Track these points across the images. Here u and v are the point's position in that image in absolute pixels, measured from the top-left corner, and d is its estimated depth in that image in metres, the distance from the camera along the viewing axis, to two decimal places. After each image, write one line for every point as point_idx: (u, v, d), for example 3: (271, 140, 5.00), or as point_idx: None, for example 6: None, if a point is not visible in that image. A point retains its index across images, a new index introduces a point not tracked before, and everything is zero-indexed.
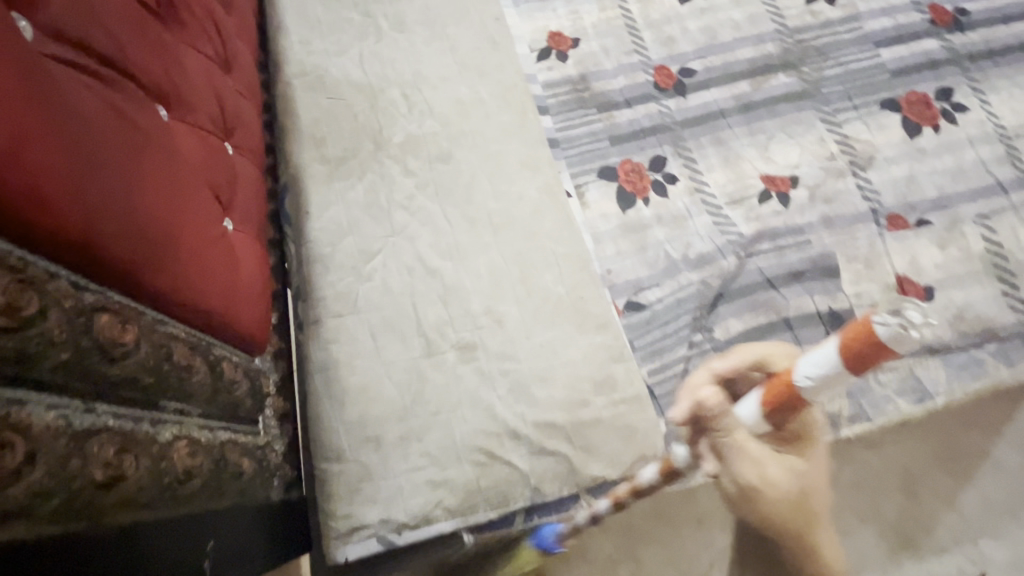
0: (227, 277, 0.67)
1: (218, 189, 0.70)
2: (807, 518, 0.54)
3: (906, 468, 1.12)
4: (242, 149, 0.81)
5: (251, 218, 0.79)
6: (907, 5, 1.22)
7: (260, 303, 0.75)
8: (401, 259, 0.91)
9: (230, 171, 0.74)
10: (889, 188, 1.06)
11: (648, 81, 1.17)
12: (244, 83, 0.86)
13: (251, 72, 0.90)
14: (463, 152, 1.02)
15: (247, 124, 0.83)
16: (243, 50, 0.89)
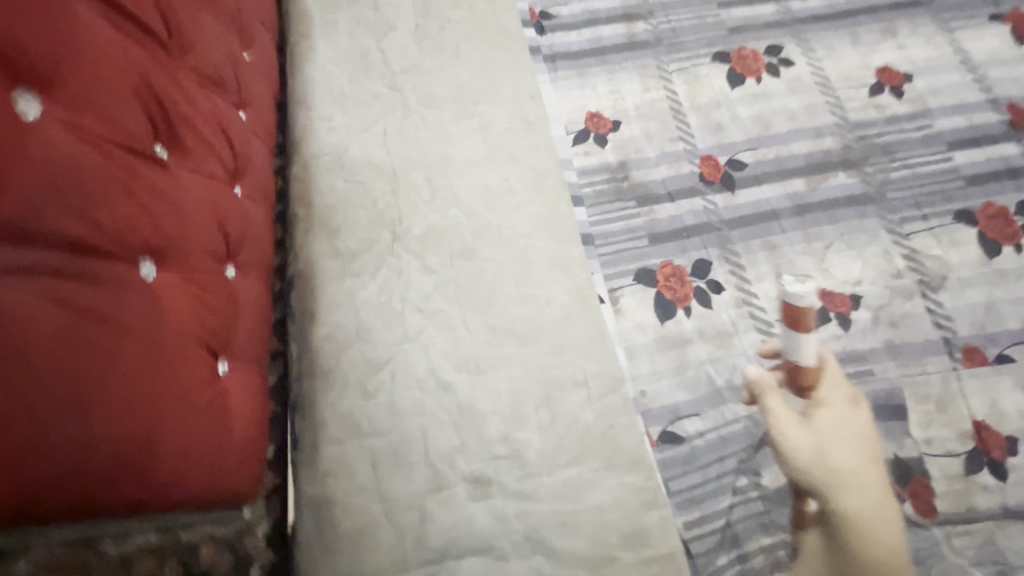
0: (219, 439, 0.61)
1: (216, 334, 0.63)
2: (836, 485, 0.81)
3: (864, 474, 0.82)
4: (244, 268, 0.72)
5: (259, 347, 0.73)
6: (983, 103, 1.12)
7: (253, 451, 0.68)
8: (411, 373, 0.81)
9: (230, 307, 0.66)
10: (964, 314, 0.94)
11: (693, 173, 1.07)
12: (254, 185, 0.78)
13: (264, 169, 0.83)
14: (488, 248, 0.93)
15: (252, 236, 0.75)
16: (257, 148, 0.82)
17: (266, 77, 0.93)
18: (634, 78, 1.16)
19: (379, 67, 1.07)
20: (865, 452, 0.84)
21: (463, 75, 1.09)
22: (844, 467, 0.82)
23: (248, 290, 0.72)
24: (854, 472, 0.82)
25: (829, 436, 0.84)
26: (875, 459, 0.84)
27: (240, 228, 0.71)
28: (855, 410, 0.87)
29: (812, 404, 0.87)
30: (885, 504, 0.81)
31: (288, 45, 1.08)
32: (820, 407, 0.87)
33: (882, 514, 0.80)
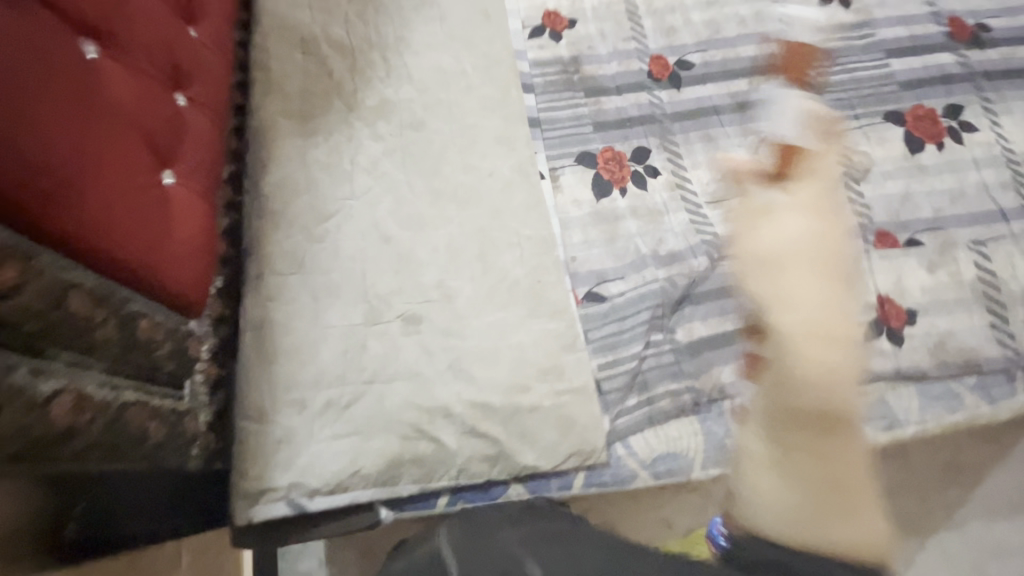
0: (162, 228, 0.64)
1: (161, 138, 0.67)
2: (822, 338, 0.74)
3: (798, 306, 0.77)
4: (195, 103, 0.77)
5: (206, 177, 0.77)
6: (926, 15, 1.16)
7: (201, 262, 0.72)
8: (355, 224, 0.88)
9: (176, 123, 0.71)
10: (882, 203, 1.00)
11: (642, 70, 1.12)
12: (211, 37, 0.84)
13: (224, 28, 0.88)
14: (437, 122, 0.98)
15: (205, 79, 0.80)
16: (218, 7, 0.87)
17: None
18: None
19: None
20: (821, 284, 0.76)
21: None
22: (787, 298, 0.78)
23: (196, 121, 0.76)
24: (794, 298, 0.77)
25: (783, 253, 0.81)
26: (824, 293, 0.75)
27: (190, 61, 0.76)
28: (787, 221, 0.85)
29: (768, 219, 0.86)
30: (821, 351, 0.74)
31: None
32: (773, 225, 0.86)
33: (821, 358, 0.73)
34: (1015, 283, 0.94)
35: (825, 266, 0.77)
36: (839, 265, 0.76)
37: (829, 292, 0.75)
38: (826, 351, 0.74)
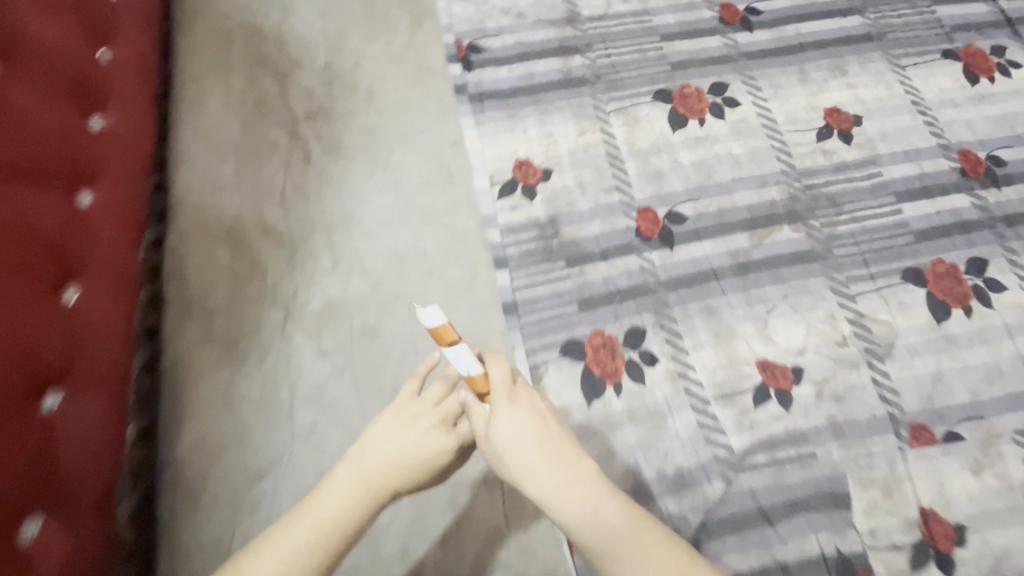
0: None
1: (14, 490, 0.50)
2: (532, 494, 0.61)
3: (570, 479, 0.61)
4: (78, 393, 0.59)
5: (99, 484, 0.60)
6: (934, 149, 1.06)
7: None
8: (299, 480, 0.72)
9: (38, 453, 0.53)
10: (911, 387, 0.88)
11: (629, 227, 0.99)
12: (100, 284, 0.65)
13: (127, 258, 0.71)
14: (394, 325, 0.83)
15: (92, 351, 0.62)
16: (119, 237, 0.70)
17: (140, 138, 0.79)
18: (569, 118, 1.06)
19: (280, 113, 0.95)
20: (553, 462, 0.61)
21: (376, 121, 0.98)
22: (537, 477, 0.60)
23: (81, 418, 0.59)
24: (515, 459, 0.61)
25: (513, 446, 0.61)
26: (560, 459, 0.62)
27: (65, 346, 0.58)
28: (513, 409, 0.62)
29: (489, 406, 0.64)
30: (581, 503, 0.59)
31: (177, 89, 0.95)
32: (507, 405, 0.63)
33: (587, 506, 0.59)
34: None
35: (547, 420, 0.64)
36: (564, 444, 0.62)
37: (567, 468, 0.61)
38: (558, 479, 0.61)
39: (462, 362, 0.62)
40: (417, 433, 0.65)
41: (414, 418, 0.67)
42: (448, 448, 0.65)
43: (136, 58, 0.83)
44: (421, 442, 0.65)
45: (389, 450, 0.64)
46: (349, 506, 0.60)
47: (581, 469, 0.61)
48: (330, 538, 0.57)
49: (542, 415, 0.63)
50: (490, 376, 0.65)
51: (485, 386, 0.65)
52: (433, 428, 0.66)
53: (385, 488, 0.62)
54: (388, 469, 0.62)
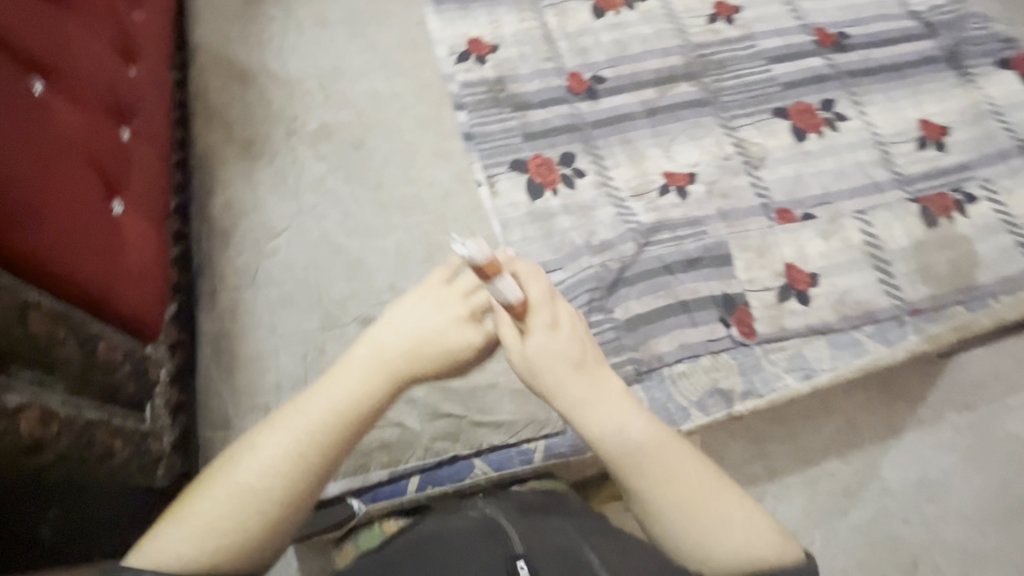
0: (115, 255, 0.67)
1: (110, 167, 0.71)
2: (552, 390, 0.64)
3: (600, 396, 0.64)
4: (140, 136, 0.80)
5: (153, 206, 0.80)
6: (797, 27, 1.34)
7: (149, 285, 0.74)
8: (306, 236, 0.92)
9: (122, 155, 0.74)
10: (778, 185, 1.14)
11: (561, 86, 1.24)
12: (150, 74, 0.86)
13: (163, 67, 0.92)
14: (377, 141, 1.05)
15: (146, 113, 0.83)
16: (158, 49, 0.91)
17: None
18: (511, 10, 1.31)
19: None
20: (582, 381, 0.64)
21: (353, 4, 1.21)
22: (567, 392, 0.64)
23: (140, 151, 0.79)
24: (550, 377, 0.65)
25: (548, 363, 0.64)
26: (591, 380, 0.65)
27: (132, 94, 0.79)
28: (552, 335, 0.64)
29: (527, 325, 0.65)
30: (606, 417, 0.63)
31: None
32: (547, 329, 0.64)
33: (610, 420, 0.63)
34: (895, 243, 1.09)
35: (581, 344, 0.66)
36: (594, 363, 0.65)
37: (596, 388, 0.64)
38: (591, 394, 0.64)
39: (506, 288, 0.62)
40: (444, 325, 0.67)
41: (438, 306, 0.69)
42: (469, 343, 0.67)
43: None
44: (442, 333, 0.67)
45: (407, 332, 0.67)
46: (365, 387, 0.64)
47: (608, 388, 0.65)
48: (339, 414, 0.63)
49: (582, 337, 0.66)
50: (531, 297, 0.65)
51: (526, 304, 0.65)
52: (455, 322, 0.68)
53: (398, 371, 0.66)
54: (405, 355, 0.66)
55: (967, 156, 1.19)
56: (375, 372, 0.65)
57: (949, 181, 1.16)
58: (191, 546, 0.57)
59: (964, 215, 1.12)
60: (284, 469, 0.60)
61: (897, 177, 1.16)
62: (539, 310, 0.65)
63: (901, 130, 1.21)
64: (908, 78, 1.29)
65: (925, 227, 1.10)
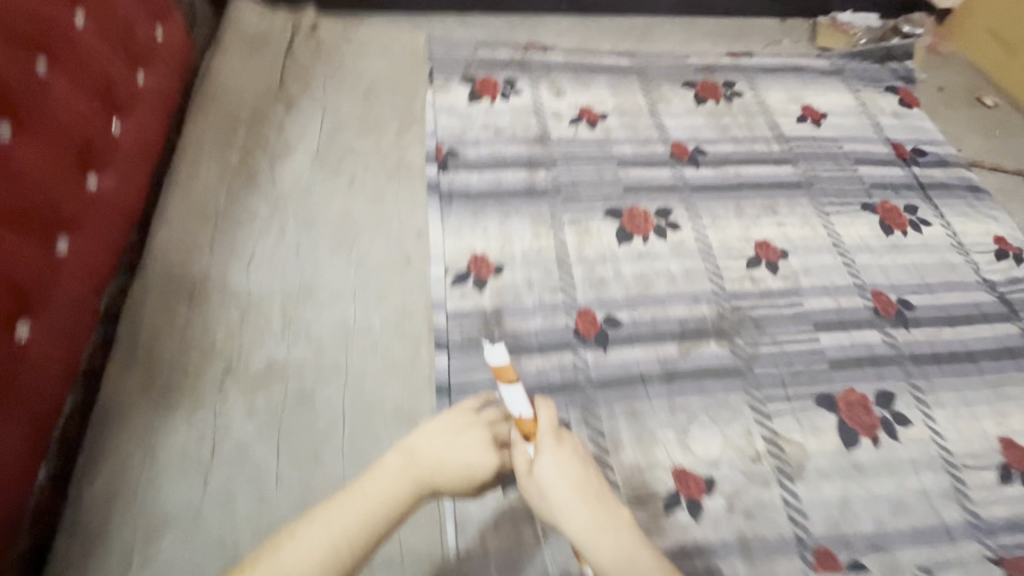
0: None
1: None
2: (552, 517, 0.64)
3: (600, 521, 0.63)
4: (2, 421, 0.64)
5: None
6: (851, 287, 1.17)
7: None
8: (201, 538, 0.72)
9: None
10: (819, 510, 0.90)
11: (568, 326, 1.06)
12: (52, 322, 0.72)
13: (86, 301, 0.78)
14: (328, 392, 0.87)
15: (17, 385, 0.66)
16: (84, 280, 0.78)
17: (128, 195, 0.88)
18: (527, 223, 1.18)
19: (265, 189, 1.06)
20: (594, 508, 0.63)
21: (352, 206, 1.10)
22: (574, 520, 0.63)
23: None
24: (558, 506, 0.63)
25: (557, 487, 0.63)
26: (597, 509, 0.64)
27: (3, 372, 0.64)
28: (559, 451, 0.65)
29: (535, 450, 0.66)
30: (617, 543, 0.62)
31: (173, 151, 1.05)
32: (553, 449, 0.65)
33: (620, 554, 0.61)
34: None
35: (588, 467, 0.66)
36: (597, 486, 0.65)
37: (604, 511, 0.64)
38: (594, 516, 0.63)
39: (514, 403, 0.64)
40: (474, 442, 0.66)
41: (468, 426, 0.68)
42: (492, 464, 0.66)
43: (146, 127, 0.94)
44: (469, 451, 0.66)
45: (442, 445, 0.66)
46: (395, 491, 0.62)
47: (617, 514, 0.64)
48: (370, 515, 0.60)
49: (587, 461, 0.67)
50: (539, 420, 0.66)
51: (533, 427, 0.66)
52: (483, 442, 0.67)
53: (428, 482, 0.64)
54: (434, 468, 0.64)
55: None
56: (405, 478, 0.63)
57: None
58: None
59: None
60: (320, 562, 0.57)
61: (973, 522, 0.92)
62: (543, 430, 0.66)
63: (977, 449, 0.98)
64: (985, 373, 1.07)
65: None
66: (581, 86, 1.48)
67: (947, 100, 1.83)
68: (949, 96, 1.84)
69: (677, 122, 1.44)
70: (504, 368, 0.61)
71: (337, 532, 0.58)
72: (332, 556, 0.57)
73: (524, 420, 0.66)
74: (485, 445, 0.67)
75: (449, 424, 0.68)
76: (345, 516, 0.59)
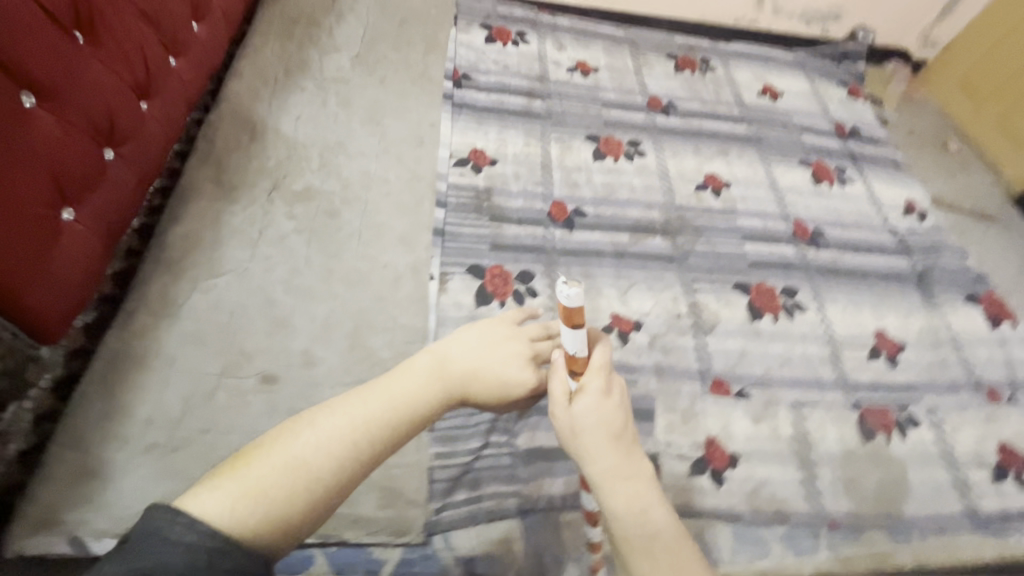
0: (35, 260, 0.71)
1: (74, 177, 0.77)
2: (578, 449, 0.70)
3: (620, 464, 0.68)
4: (128, 160, 0.88)
5: (116, 221, 0.87)
6: (778, 215, 1.42)
7: (77, 289, 0.78)
8: (246, 283, 0.96)
9: (94, 170, 0.81)
10: (720, 355, 1.15)
11: (543, 210, 1.31)
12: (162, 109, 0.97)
13: (179, 110, 1.02)
14: (349, 214, 1.11)
15: (140, 140, 0.91)
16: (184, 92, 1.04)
17: (213, 48, 1.14)
18: (520, 135, 1.44)
19: (313, 72, 1.32)
20: (619, 453, 0.69)
21: (381, 96, 1.35)
22: (597, 459, 0.69)
23: (122, 172, 0.87)
24: (586, 442, 0.70)
25: (589, 425, 0.69)
26: (621, 454, 0.69)
27: (132, 122, 0.88)
28: (602, 398, 0.71)
29: (579, 386, 0.72)
30: (633, 495, 0.67)
31: (246, 36, 1.32)
32: (597, 393, 0.71)
33: (632, 498, 0.66)
34: (824, 445, 1.07)
35: (624, 418, 0.72)
36: (626, 435, 0.70)
37: (630, 461, 0.69)
38: (616, 459, 0.69)
39: (570, 341, 0.71)
40: (516, 359, 0.79)
41: (508, 340, 0.81)
42: (523, 378, 0.79)
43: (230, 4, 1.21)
44: (506, 366, 0.79)
45: (477, 358, 0.78)
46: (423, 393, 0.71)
47: (641, 470, 0.69)
48: (396, 413, 0.67)
49: (625, 413, 0.72)
50: (590, 361, 0.73)
51: (581, 366, 0.73)
52: (520, 358, 0.80)
53: (457, 389, 0.74)
54: (466, 376, 0.75)
55: (917, 378, 1.19)
56: (435, 380, 0.73)
57: (894, 398, 1.15)
58: (244, 503, 0.56)
59: (902, 436, 1.10)
60: (338, 455, 0.62)
61: (843, 380, 1.16)
62: (592, 375, 0.72)
63: (856, 334, 1.23)
64: (874, 287, 1.33)
65: (860, 439, 1.08)
66: (581, 45, 1.75)
67: (916, 141, 2.14)
68: (916, 138, 2.15)
69: (657, 82, 1.71)
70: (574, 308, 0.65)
71: (360, 428, 0.64)
72: (350, 452, 0.63)
73: (577, 358, 0.72)
74: (521, 361, 0.80)
75: (488, 338, 0.81)
76: (369, 413, 0.65)
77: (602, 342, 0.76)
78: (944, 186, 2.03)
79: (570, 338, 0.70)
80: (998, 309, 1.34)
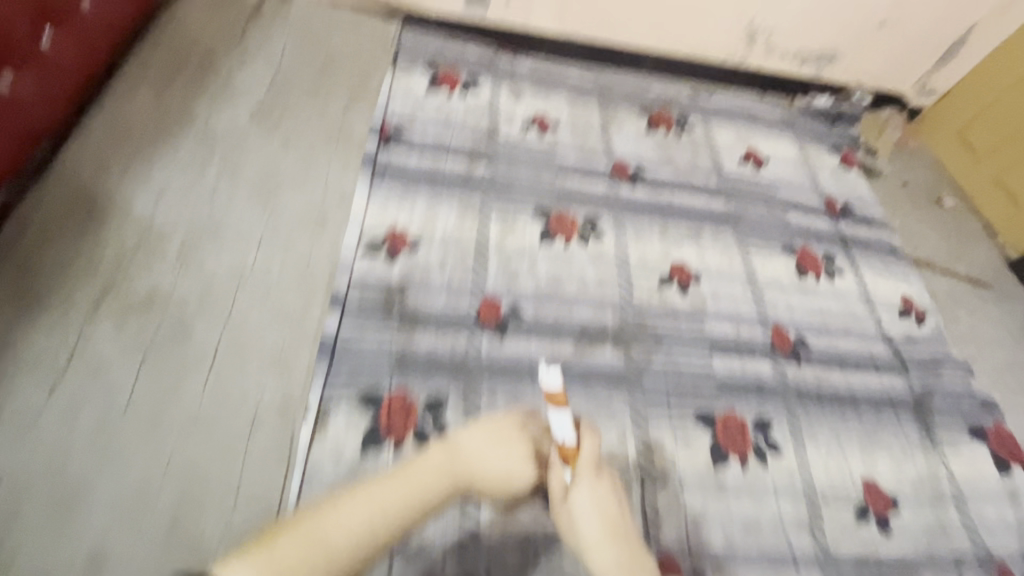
0: None
1: None
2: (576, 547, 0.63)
3: (621, 563, 0.61)
4: None
5: None
6: (754, 319, 1.20)
7: None
8: (36, 442, 0.76)
9: None
10: (672, 519, 0.92)
11: (470, 312, 1.05)
12: None
13: None
14: (206, 330, 0.89)
15: None
16: None
17: (45, 111, 0.90)
18: (453, 209, 1.18)
19: (195, 129, 1.09)
20: (621, 552, 0.61)
21: (280, 161, 1.11)
22: (600, 559, 0.61)
23: None
24: (587, 541, 0.62)
25: (589, 521, 0.62)
26: (624, 551, 0.62)
27: None
28: (597, 485, 0.64)
29: (573, 480, 0.64)
30: None
31: (112, 86, 1.10)
32: (592, 483, 0.64)
33: None
34: None
35: (621, 509, 0.65)
36: (625, 527, 0.63)
37: (632, 554, 0.62)
38: (620, 560, 0.61)
39: (560, 427, 0.63)
40: (518, 449, 0.64)
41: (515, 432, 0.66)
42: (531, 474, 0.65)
43: (79, 46, 0.96)
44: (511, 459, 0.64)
45: (489, 450, 0.63)
46: (440, 484, 0.59)
47: (644, 565, 0.62)
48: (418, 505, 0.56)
49: (621, 502, 0.65)
50: (582, 449, 0.65)
51: (574, 457, 0.64)
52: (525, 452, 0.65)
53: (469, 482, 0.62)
54: (476, 471, 0.62)
55: (914, 550, 0.97)
56: (452, 474, 0.60)
57: None
58: None
59: None
60: (376, 537, 0.53)
61: (822, 554, 0.94)
62: (585, 463, 0.65)
63: (841, 486, 1.01)
64: (864, 419, 1.10)
65: None
66: (542, 93, 1.50)
67: (910, 197, 1.79)
68: (910, 193, 1.80)
69: (625, 143, 1.48)
70: (554, 393, 0.61)
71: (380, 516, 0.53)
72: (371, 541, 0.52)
73: (568, 448, 0.64)
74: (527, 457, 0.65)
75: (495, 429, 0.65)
76: (389, 505, 0.54)
77: (588, 426, 0.68)
78: (940, 252, 1.69)
79: (558, 425, 0.63)
80: (1009, 448, 1.13)
